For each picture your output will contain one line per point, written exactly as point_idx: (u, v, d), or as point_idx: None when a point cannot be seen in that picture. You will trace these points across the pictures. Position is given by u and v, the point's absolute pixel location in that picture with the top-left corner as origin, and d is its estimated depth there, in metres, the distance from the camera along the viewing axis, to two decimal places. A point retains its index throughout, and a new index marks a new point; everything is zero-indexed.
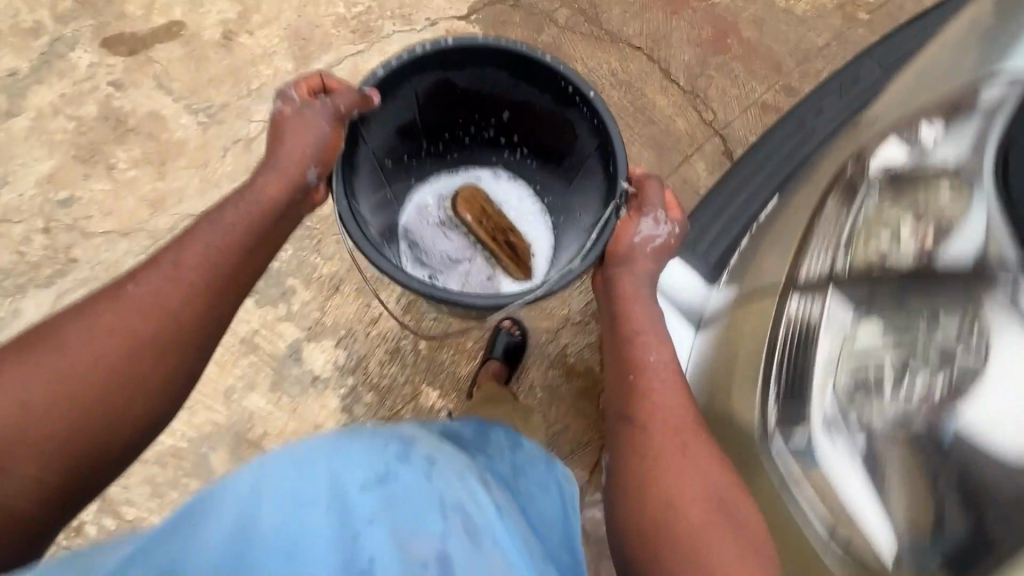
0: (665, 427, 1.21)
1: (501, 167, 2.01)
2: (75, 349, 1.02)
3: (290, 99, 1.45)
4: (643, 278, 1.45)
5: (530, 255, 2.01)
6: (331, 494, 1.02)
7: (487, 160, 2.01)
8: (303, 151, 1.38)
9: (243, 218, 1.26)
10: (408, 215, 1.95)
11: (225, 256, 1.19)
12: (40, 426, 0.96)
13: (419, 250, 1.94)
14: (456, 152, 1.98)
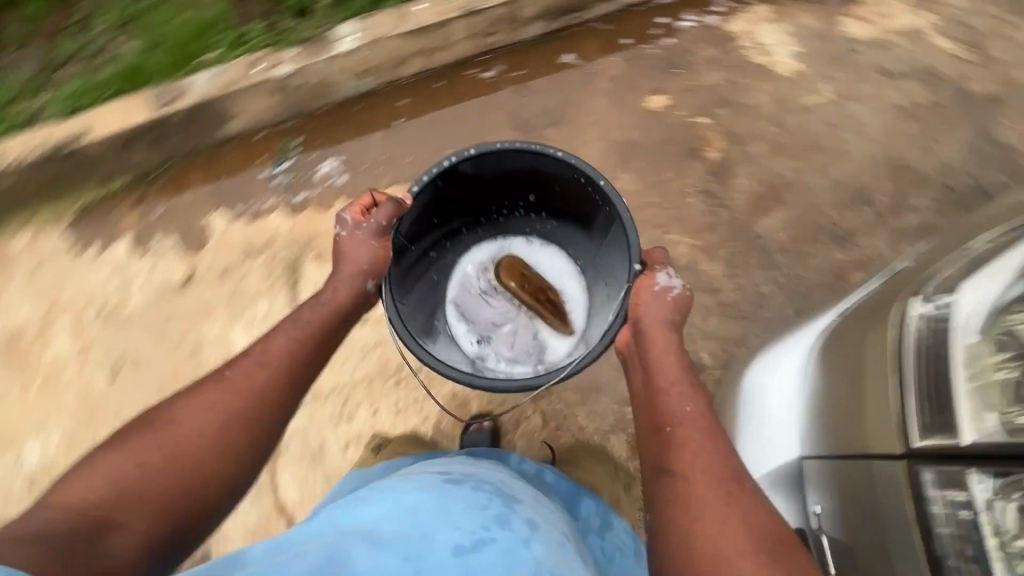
0: (693, 448, 1.02)
1: (534, 235, 1.71)
2: (163, 441, 0.96)
3: (346, 236, 1.32)
4: (668, 351, 1.16)
5: (566, 234, 1.70)
6: (422, 518, 0.88)
7: (519, 228, 1.71)
8: (360, 259, 1.29)
9: (273, 353, 1.12)
10: (445, 294, 1.68)
11: (254, 398, 1.04)
12: (154, 479, 0.92)
13: (473, 306, 1.66)
14: (490, 220, 1.70)
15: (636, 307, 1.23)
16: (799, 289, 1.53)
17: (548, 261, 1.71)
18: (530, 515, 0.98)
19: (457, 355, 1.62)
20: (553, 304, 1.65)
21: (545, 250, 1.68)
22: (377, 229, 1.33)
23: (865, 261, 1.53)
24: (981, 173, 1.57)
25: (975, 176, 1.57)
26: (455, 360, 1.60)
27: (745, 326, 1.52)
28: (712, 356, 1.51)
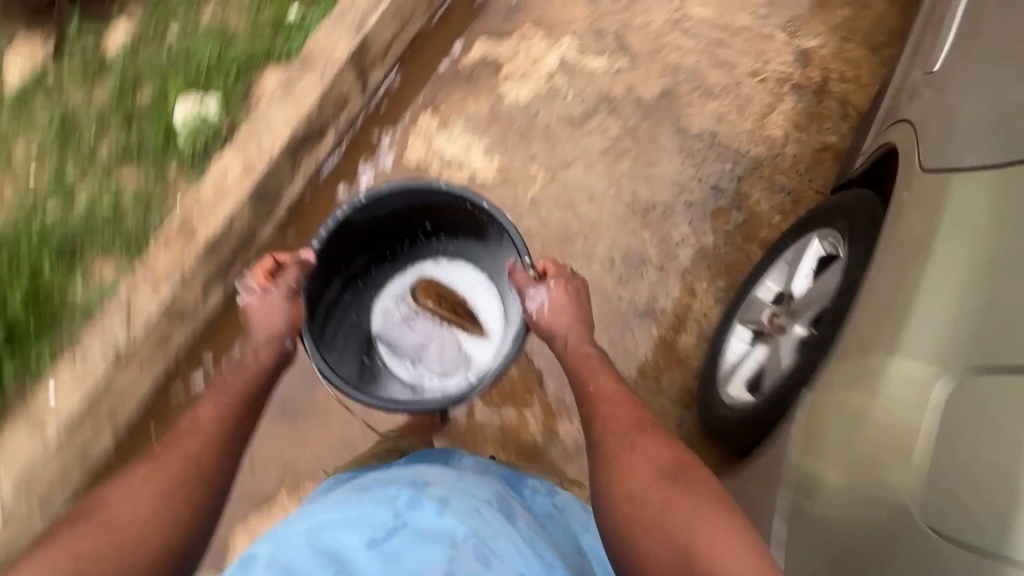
0: (623, 425, 1.05)
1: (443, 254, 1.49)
2: (106, 522, 0.85)
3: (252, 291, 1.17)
4: (580, 357, 1.18)
5: (457, 280, 1.48)
6: (317, 538, 0.85)
7: (427, 249, 1.50)
8: (280, 326, 1.15)
9: (202, 415, 1.02)
10: (376, 319, 1.48)
11: (196, 428, 0.99)
12: (104, 556, 0.81)
13: (390, 343, 1.46)
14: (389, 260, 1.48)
15: (530, 318, 1.23)
16: (649, 385, 1.46)
17: (466, 275, 1.48)
18: (444, 492, 0.96)
19: (397, 372, 1.43)
20: (473, 328, 1.44)
21: (446, 302, 1.47)
22: (291, 307, 1.17)
23: (675, 318, 1.49)
24: (703, 171, 1.59)
25: (700, 176, 1.58)
26: (394, 390, 1.41)
27: None
28: None
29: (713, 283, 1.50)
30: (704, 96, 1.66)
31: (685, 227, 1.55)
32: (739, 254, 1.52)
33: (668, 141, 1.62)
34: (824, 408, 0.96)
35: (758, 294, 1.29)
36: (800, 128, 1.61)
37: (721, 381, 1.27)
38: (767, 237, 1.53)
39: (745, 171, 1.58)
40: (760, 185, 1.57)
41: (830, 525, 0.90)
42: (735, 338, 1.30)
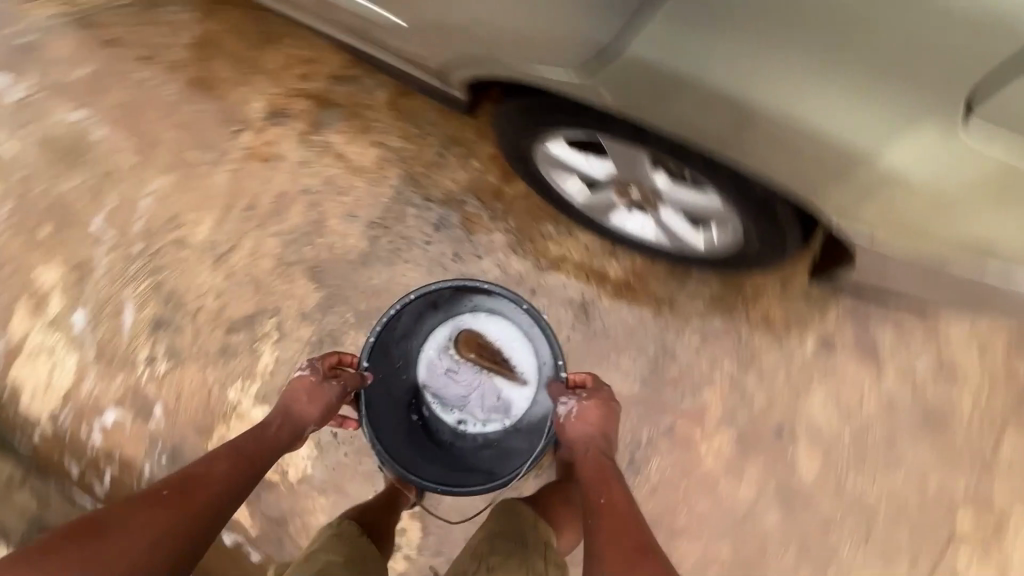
0: (627, 533, 0.82)
1: (478, 307, 1.29)
2: (96, 550, 0.70)
3: (301, 377, 1.09)
4: (609, 480, 0.92)
5: (498, 333, 1.29)
6: None
7: (458, 308, 1.30)
8: (302, 421, 1.04)
9: (218, 468, 0.87)
10: (419, 369, 1.30)
11: (206, 482, 0.84)
12: None
13: (434, 397, 1.30)
14: (419, 328, 1.29)
15: (567, 431, 1.05)
16: (666, 312, 1.31)
17: (503, 323, 1.29)
18: None
19: (442, 422, 1.29)
20: (512, 374, 1.28)
21: (483, 350, 1.30)
22: (328, 398, 1.07)
23: (592, 285, 1.33)
24: (418, 239, 1.38)
25: (426, 242, 1.38)
26: (441, 422, 1.29)
27: (744, 355, 1.29)
28: (796, 375, 1.27)
29: (550, 237, 1.35)
30: (317, 231, 1.40)
31: (483, 265, 1.36)
32: (516, 206, 1.36)
33: (374, 277, 1.38)
34: (877, 226, 0.77)
35: (582, 200, 1.17)
36: (374, 127, 1.40)
37: (669, 249, 1.17)
38: (496, 174, 1.37)
39: (416, 194, 1.39)
40: (433, 178, 1.39)
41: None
42: (625, 224, 1.18)
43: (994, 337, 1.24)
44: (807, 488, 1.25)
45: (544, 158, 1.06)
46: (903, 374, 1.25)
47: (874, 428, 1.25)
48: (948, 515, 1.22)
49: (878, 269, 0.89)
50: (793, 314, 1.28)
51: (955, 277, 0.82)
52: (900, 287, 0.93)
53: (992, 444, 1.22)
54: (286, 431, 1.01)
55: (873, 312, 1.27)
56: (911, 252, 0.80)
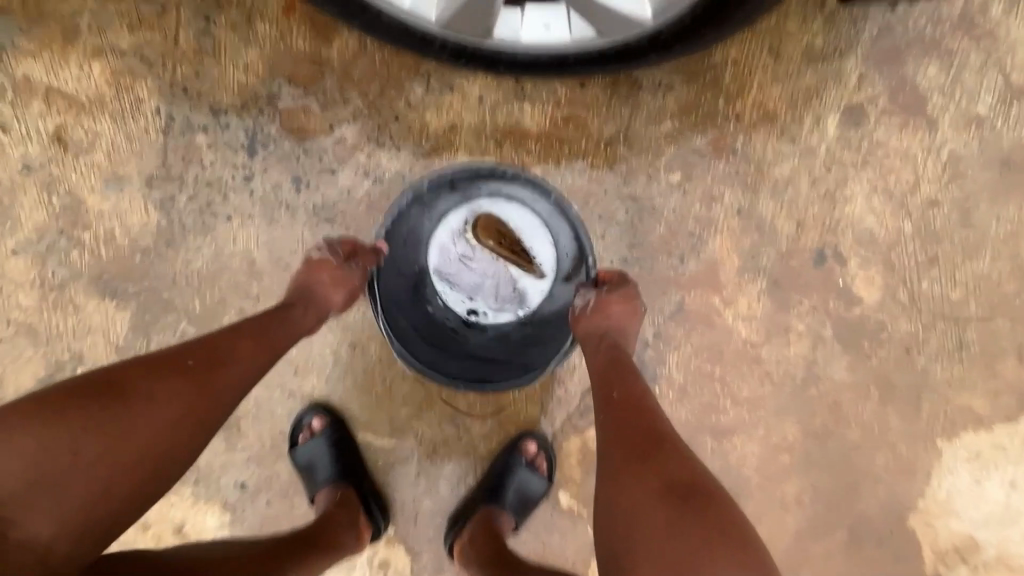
0: (644, 436, 0.63)
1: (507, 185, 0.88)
2: (118, 409, 0.54)
3: (316, 264, 0.79)
4: (624, 378, 0.71)
5: (518, 219, 0.90)
6: None
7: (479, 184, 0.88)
8: (321, 314, 0.77)
9: (225, 348, 0.65)
10: (426, 254, 0.91)
11: (228, 367, 0.63)
12: (87, 468, 0.51)
13: (446, 282, 0.91)
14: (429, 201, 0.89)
15: (575, 326, 0.79)
16: (626, 153, 0.88)
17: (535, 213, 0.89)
18: None
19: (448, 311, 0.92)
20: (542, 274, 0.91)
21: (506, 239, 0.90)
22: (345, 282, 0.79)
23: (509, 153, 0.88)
24: (234, 176, 0.88)
25: (246, 177, 0.88)
26: (449, 311, 0.92)
27: (749, 172, 0.89)
28: (824, 174, 0.89)
29: (423, 103, 0.87)
30: (76, 220, 0.89)
31: (341, 180, 0.88)
32: (355, 74, 0.86)
33: (189, 259, 0.89)
34: None
35: (436, 18, 0.70)
36: (85, 24, 0.85)
37: (602, 43, 0.72)
38: (303, 33, 0.85)
39: (195, 109, 0.86)
40: (210, 75, 0.86)
41: None
42: (519, 29, 0.73)
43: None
44: (874, 316, 0.92)
45: None
46: (965, 118, 0.88)
47: (941, 206, 0.90)
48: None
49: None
50: (798, 91, 0.87)
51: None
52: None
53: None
54: (319, 310, 0.77)
55: (907, 48, 0.86)
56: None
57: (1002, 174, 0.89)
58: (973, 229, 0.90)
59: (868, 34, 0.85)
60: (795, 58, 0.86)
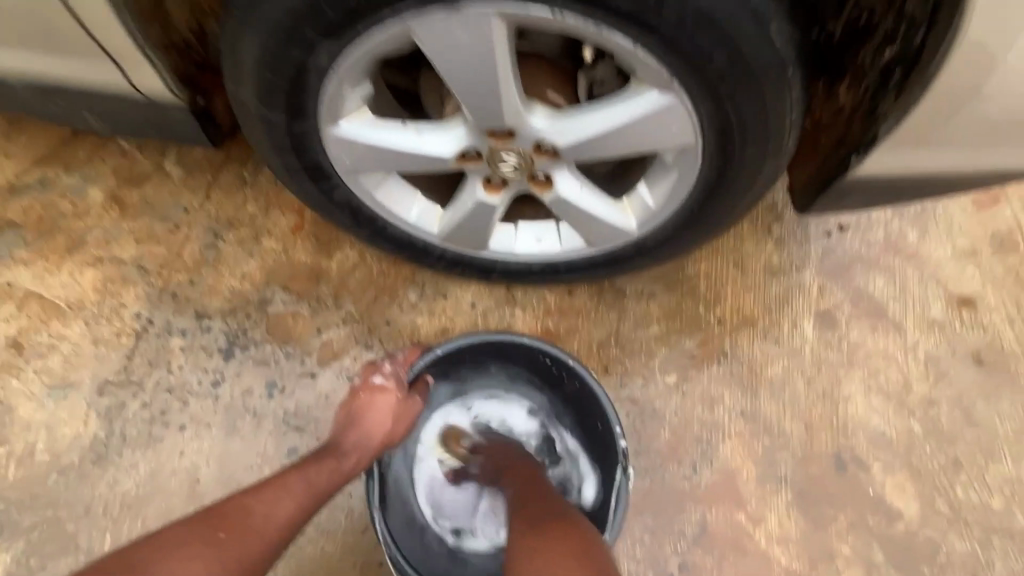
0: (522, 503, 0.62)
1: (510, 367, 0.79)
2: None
3: (374, 373, 0.71)
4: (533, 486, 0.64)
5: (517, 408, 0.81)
6: None
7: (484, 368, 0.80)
8: (375, 443, 0.66)
9: (252, 508, 0.52)
10: (415, 468, 0.78)
11: (259, 528, 0.51)
12: None
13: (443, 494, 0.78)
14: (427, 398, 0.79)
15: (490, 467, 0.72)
16: (619, 356, 0.88)
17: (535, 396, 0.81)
18: None
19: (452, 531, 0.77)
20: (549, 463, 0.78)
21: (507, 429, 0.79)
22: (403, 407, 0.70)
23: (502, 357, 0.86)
24: (199, 381, 0.80)
25: (212, 383, 0.80)
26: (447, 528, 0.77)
27: (744, 375, 0.88)
28: (816, 376, 0.89)
29: (416, 308, 0.88)
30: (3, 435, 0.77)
31: (321, 386, 0.82)
32: (350, 283, 0.88)
33: (118, 480, 0.75)
34: None
35: (437, 231, 0.75)
36: (89, 240, 0.88)
37: (591, 253, 0.77)
38: (306, 247, 0.89)
39: (179, 314, 0.84)
40: (204, 283, 0.86)
41: None
42: (512, 242, 0.79)
43: (989, 240, 0.98)
44: (921, 532, 0.82)
45: (345, 166, 0.64)
46: (926, 322, 0.94)
47: (939, 407, 0.89)
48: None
49: (988, 66, 0.43)
50: (769, 301, 0.93)
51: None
52: (995, 122, 0.48)
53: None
54: (365, 446, 0.65)
55: (853, 265, 0.96)
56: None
57: (983, 374, 0.91)
58: (981, 430, 0.88)
59: (816, 253, 0.96)
60: (758, 272, 0.95)
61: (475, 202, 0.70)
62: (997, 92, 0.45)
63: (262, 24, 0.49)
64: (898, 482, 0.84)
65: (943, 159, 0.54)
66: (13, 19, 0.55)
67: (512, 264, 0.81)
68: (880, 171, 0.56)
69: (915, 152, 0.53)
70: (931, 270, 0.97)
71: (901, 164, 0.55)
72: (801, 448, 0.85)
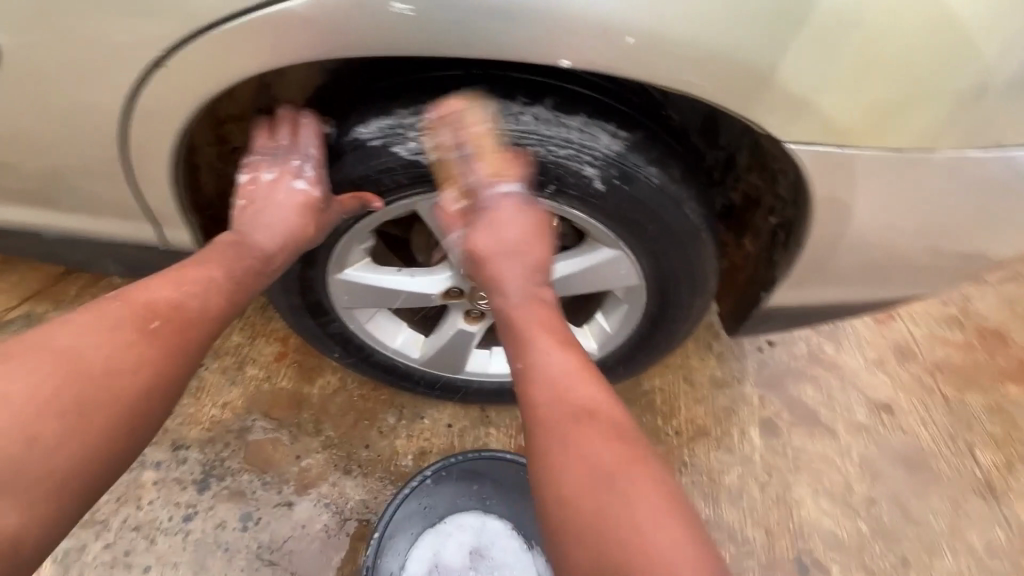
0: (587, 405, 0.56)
1: (479, 487, 0.80)
2: (64, 360, 0.47)
3: (290, 178, 0.62)
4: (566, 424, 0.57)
5: (490, 527, 0.79)
6: None
7: (454, 491, 0.80)
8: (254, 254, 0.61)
9: (154, 293, 0.53)
10: None
11: (197, 316, 0.54)
12: (91, 407, 0.46)
13: None
14: (401, 532, 0.77)
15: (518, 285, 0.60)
16: None
17: (508, 514, 0.80)
18: None
19: None
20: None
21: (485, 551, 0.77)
22: (275, 237, 0.61)
23: None
24: (172, 517, 0.80)
25: (185, 517, 0.80)
26: None
27: (706, 483, 0.96)
28: (769, 481, 0.97)
29: (395, 430, 0.91)
30: None
31: (298, 514, 0.82)
32: (331, 408, 0.92)
33: None
34: (828, 135, 0.48)
35: (419, 355, 0.83)
36: None
37: None
38: (289, 373, 0.94)
39: (155, 445, 0.85)
40: (184, 412, 0.88)
41: (1010, 112, 0.48)
42: (486, 363, 0.87)
43: (890, 350, 1.15)
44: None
45: (342, 302, 0.73)
46: (854, 425, 1.05)
47: (880, 505, 0.97)
48: (1021, 573, 0.94)
49: (837, 234, 0.58)
50: (719, 410, 1.03)
51: (956, 197, 0.55)
52: (861, 262, 0.63)
53: (980, 463, 1.04)
54: (269, 256, 0.61)
55: (786, 376, 1.09)
56: (908, 167, 0.51)
57: (913, 472, 1.02)
58: (921, 527, 0.96)
59: (752, 366, 1.09)
60: (705, 384, 1.06)
61: (455, 329, 0.79)
62: (852, 246, 0.59)
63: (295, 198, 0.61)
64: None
65: (829, 291, 0.68)
66: (63, 184, 0.64)
67: (488, 385, 0.89)
68: (784, 300, 0.70)
69: (804, 287, 0.67)
70: (852, 378, 1.11)
71: (797, 296, 0.69)
72: (764, 555, 0.91)
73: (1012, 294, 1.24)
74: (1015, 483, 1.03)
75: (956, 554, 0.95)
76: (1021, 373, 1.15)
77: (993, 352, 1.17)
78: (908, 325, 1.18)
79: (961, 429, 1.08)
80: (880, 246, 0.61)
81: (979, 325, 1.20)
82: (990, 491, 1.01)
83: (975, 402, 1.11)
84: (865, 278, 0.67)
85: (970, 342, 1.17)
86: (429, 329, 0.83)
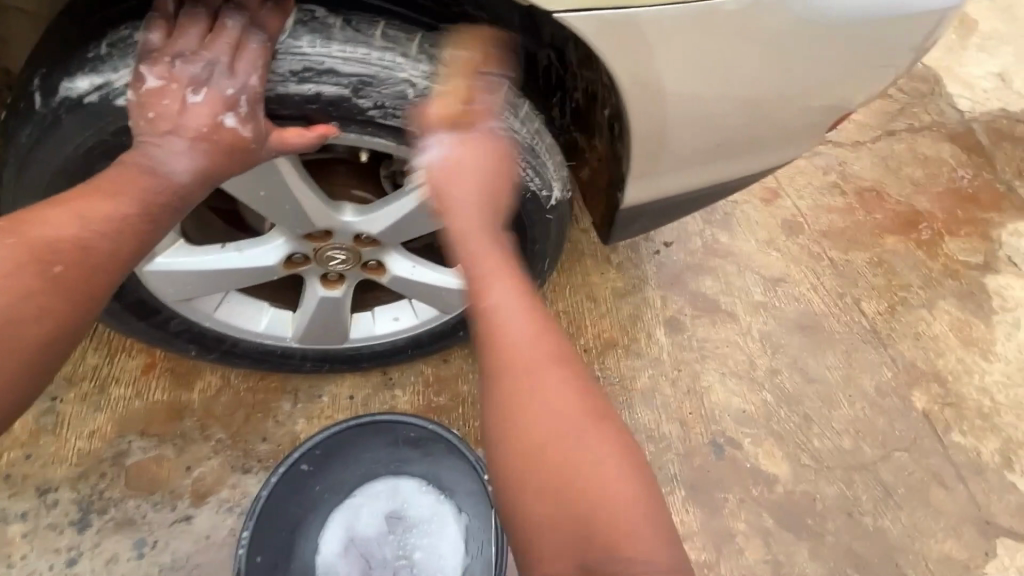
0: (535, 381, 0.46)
1: (375, 455, 0.77)
2: None
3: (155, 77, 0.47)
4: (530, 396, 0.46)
5: (397, 488, 0.76)
6: None
7: (349, 466, 0.76)
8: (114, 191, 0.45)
9: None
10: None
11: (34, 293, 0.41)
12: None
13: None
14: (297, 520, 0.73)
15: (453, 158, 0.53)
16: None
17: (412, 471, 0.77)
18: None
19: None
20: (446, 525, 0.75)
21: (395, 513, 0.75)
22: (139, 169, 0.46)
23: None
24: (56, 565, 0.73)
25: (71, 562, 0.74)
26: None
27: (622, 392, 0.97)
28: (681, 375, 1.00)
29: (293, 417, 0.85)
30: None
31: (198, 526, 0.77)
32: (216, 410, 0.84)
33: None
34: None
35: (292, 333, 0.76)
36: None
37: (444, 319, 0.79)
38: (161, 384, 0.84)
39: (16, 496, 0.76)
40: (44, 453, 0.78)
41: None
42: (372, 325, 0.81)
43: (779, 227, 1.18)
44: (798, 488, 0.94)
45: (172, 296, 0.65)
46: (753, 305, 1.09)
47: (783, 374, 1.02)
48: (907, 405, 1.03)
49: (655, 115, 0.55)
50: (626, 320, 1.04)
51: (764, 56, 0.54)
52: (697, 145, 0.61)
53: (867, 314, 1.11)
54: (41, 316, 0.41)
55: (686, 272, 1.10)
56: (698, 23, 0.49)
57: (810, 336, 1.07)
58: (820, 385, 1.02)
59: (652, 270, 1.09)
60: (610, 298, 1.05)
61: (319, 299, 0.73)
62: (682, 126, 0.58)
63: (29, 190, 0.50)
64: (769, 451, 0.95)
65: (679, 177, 0.66)
66: None
67: (379, 348, 0.82)
68: (639, 195, 0.67)
69: (652, 177, 0.64)
70: (747, 261, 1.13)
71: (650, 189, 0.66)
72: (683, 447, 0.94)
73: (883, 152, 1.29)
74: (899, 326, 1.11)
75: (853, 401, 1.02)
76: (895, 223, 1.22)
77: (871, 209, 1.22)
78: (793, 200, 1.21)
79: (849, 287, 1.13)
80: (709, 118, 0.58)
81: (858, 186, 1.24)
82: (877, 338, 1.09)
83: (858, 259, 1.17)
84: (710, 157, 0.64)
85: (850, 205, 1.22)
86: (297, 304, 0.76)
